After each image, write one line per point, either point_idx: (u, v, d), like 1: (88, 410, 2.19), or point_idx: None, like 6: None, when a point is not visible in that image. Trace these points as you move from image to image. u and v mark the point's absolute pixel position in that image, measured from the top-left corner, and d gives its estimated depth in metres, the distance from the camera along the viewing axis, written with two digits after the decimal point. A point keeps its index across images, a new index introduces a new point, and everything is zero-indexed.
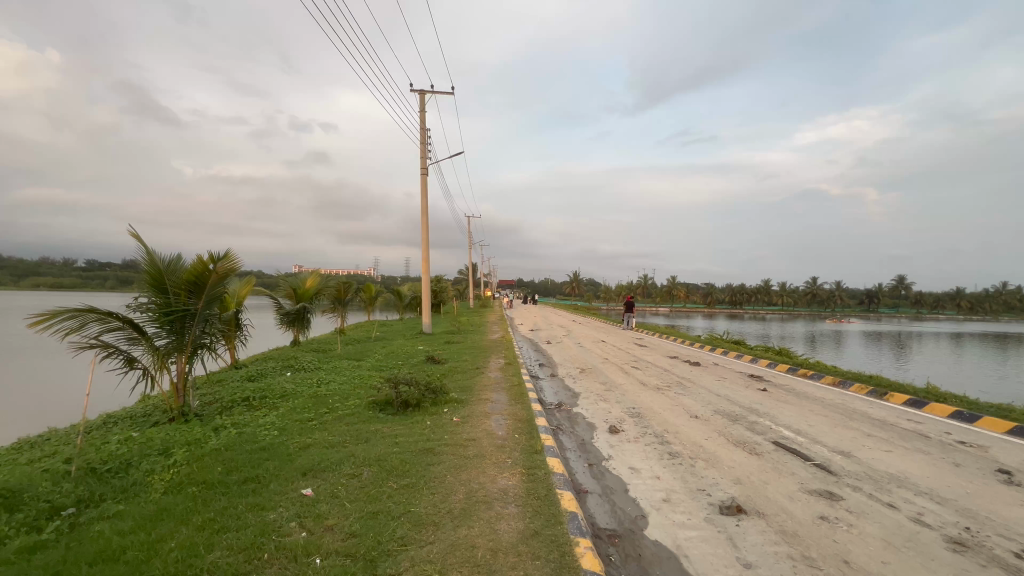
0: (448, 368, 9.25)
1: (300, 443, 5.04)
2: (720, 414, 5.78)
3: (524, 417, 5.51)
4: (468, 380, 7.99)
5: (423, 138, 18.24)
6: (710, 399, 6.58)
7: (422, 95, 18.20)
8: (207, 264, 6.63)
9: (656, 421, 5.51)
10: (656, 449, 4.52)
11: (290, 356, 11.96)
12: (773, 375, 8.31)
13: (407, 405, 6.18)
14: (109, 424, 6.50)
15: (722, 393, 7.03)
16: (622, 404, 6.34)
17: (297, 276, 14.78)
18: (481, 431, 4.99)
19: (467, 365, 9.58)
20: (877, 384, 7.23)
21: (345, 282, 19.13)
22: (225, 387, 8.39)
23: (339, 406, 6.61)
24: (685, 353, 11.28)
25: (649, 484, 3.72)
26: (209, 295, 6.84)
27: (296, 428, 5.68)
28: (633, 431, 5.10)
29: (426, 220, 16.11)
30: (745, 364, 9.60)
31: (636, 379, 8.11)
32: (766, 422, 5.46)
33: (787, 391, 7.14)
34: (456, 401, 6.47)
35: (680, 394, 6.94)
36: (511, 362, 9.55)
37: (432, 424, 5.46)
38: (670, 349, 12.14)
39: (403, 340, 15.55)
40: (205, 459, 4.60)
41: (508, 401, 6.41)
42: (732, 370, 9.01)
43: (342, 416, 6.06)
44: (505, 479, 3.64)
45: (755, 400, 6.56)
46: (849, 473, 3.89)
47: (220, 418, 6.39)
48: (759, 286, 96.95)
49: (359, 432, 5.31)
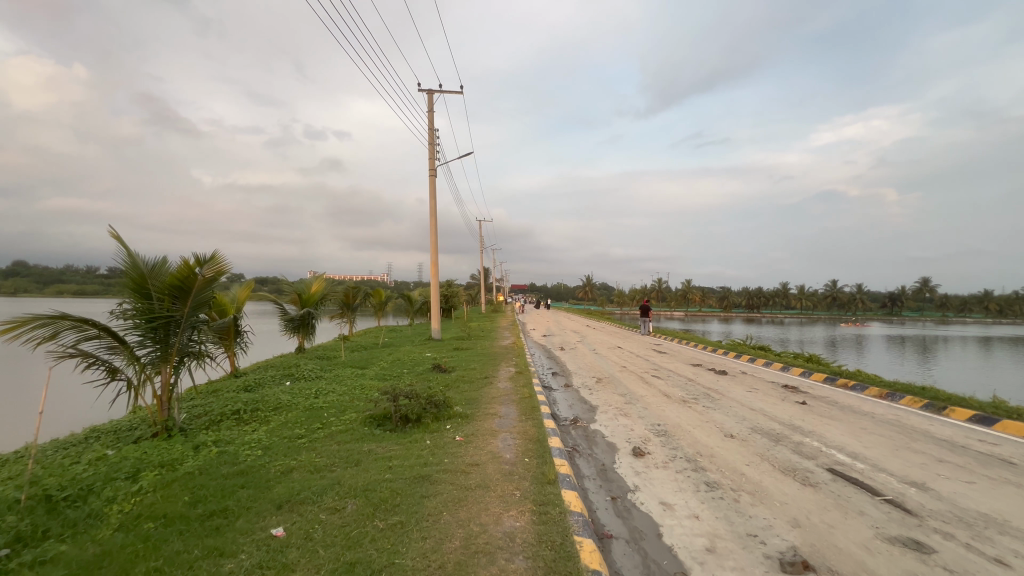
0: (454, 378, 8.65)
1: (283, 466, 4.47)
2: (758, 433, 5.07)
3: (536, 435, 4.88)
4: (475, 391, 7.38)
5: (432, 138, 17.83)
6: (744, 414, 5.87)
7: (431, 95, 17.81)
8: (193, 267, 6.14)
9: (686, 441, 4.84)
10: (690, 478, 3.86)
11: (293, 363, 11.50)
12: (810, 386, 7.56)
13: (407, 421, 5.60)
14: (90, 440, 6.05)
15: (758, 407, 6.30)
16: (645, 420, 5.67)
17: (303, 281, 14.39)
18: (487, 453, 4.38)
19: (476, 374, 8.99)
20: (932, 397, 6.45)
21: (353, 287, 18.76)
22: (219, 398, 7.91)
23: (333, 421, 6.06)
24: (709, 361, 10.52)
25: (686, 526, 3.06)
26: (196, 301, 6.35)
27: (283, 447, 5.13)
28: (660, 454, 4.44)
29: (436, 223, 15.71)
30: (776, 374, 8.84)
31: (658, 390, 7.42)
32: (814, 443, 4.75)
33: (830, 404, 6.40)
34: (460, 415, 5.86)
35: (709, 409, 6.24)
36: (523, 371, 8.91)
37: (432, 443, 4.87)
38: (692, 356, 11.40)
39: (411, 346, 15.01)
40: (174, 486, 4.05)
41: (518, 416, 5.79)
42: (763, 380, 8.26)
43: (335, 433, 5.50)
44: (511, 521, 3.02)
45: (795, 416, 5.84)
46: (932, 513, 3.18)
47: (204, 435, 5.88)
48: (777, 289, 94.83)
49: (350, 453, 4.73)
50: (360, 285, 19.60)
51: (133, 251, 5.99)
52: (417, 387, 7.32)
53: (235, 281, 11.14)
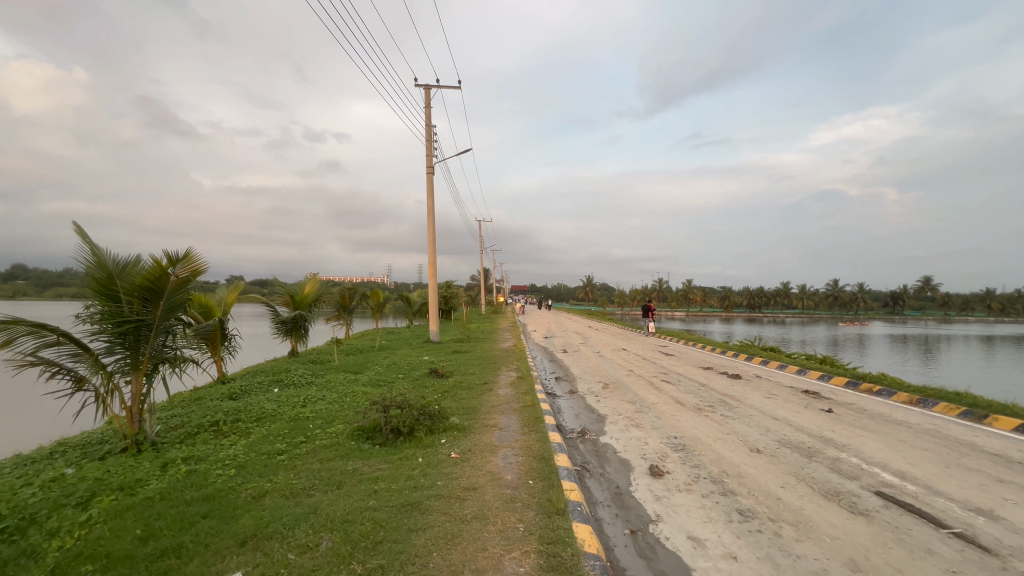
0: (452, 384, 8.14)
1: (256, 490, 3.96)
2: (787, 447, 4.57)
3: (540, 452, 4.37)
4: (473, 399, 6.86)
5: (429, 136, 17.37)
6: (768, 425, 5.36)
7: (428, 91, 17.36)
8: (164, 267, 5.63)
9: (708, 458, 4.33)
10: (719, 505, 3.36)
11: (283, 368, 10.99)
12: (833, 392, 7.06)
13: (398, 434, 5.09)
14: (56, 454, 5.56)
15: (781, 416, 5.79)
16: (660, 433, 5.16)
17: (296, 282, 13.91)
18: (486, 474, 3.88)
19: (474, 379, 8.49)
20: (969, 403, 5.94)
21: (349, 288, 18.26)
22: (200, 407, 7.41)
23: (319, 434, 5.55)
24: (720, 364, 10.01)
25: (724, 570, 2.57)
26: (170, 303, 5.85)
27: (260, 465, 4.62)
28: (681, 474, 3.95)
29: (434, 222, 15.34)
30: (794, 378, 8.33)
31: (670, 397, 6.91)
32: (852, 459, 4.24)
33: (859, 413, 5.88)
34: (457, 427, 5.35)
35: (728, 418, 5.73)
36: (524, 376, 8.40)
37: (424, 461, 4.36)
38: (701, 359, 10.89)
39: (408, 350, 14.50)
40: (129, 516, 3.54)
41: (520, 428, 5.28)
42: (781, 385, 7.74)
43: (319, 449, 4.99)
44: (513, 567, 2.52)
45: (824, 426, 5.33)
46: (1013, 552, 2.68)
47: (177, 450, 5.37)
48: (778, 289, 94.35)
49: (333, 472, 4.23)
50: (356, 286, 19.12)
51: (99, 249, 5.49)
52: (411, 395, 6.81)
53: (222, 282, 10.69)
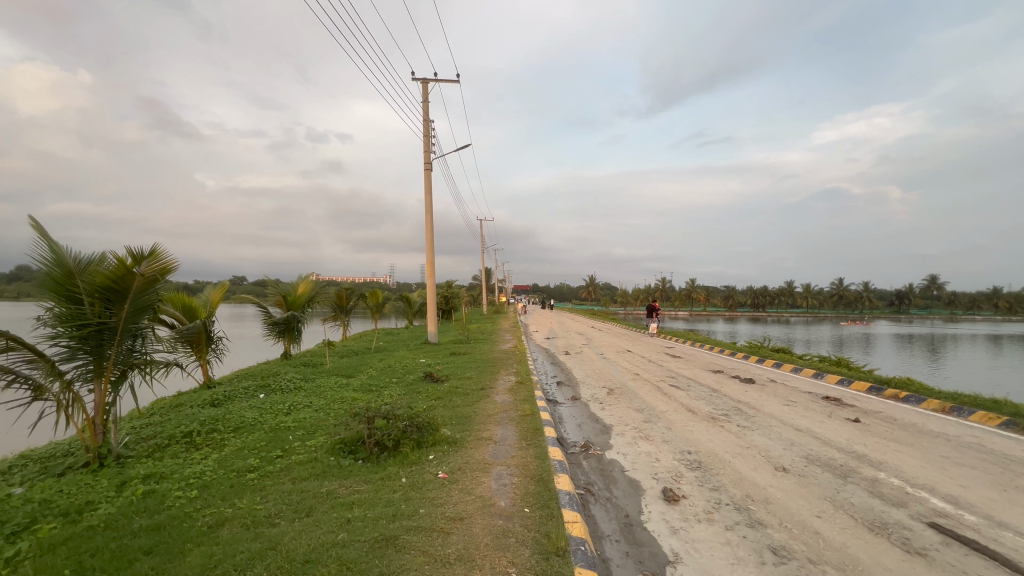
0: (446, 390, 7.64)
1: (214, 518, 3.46)
2: (816, 466, 4.07)
3: (539, 471, 3.88)
4: (468, 407, 6.36)
5: (427, 131, 16.91)
6: (791, 438, 4.85)
7: (427, 85, 16.91)
8: (129, 264, 5.16)
9: (729, 478, 3.84)
10: (747, 540, 2.86)
11: (273, 372, 10.52)
12: (856, 399, 6.53)
13: (382, 449, 4.59)
14: (14, 468, 5.10)
15: (803, 427, 5.29)
16: (671, 447, 4.67)
17: (289, 282, 13.48)
18: (476, 500, 3.38)
19: (470, 384, 7.99)
20: (1009, 412, 5.42)
21: (345, 288, 17.80)
22: (178, 416, 6.94)
23: (298, 447, 5.06)
24: (731, 367, 9.49)
25: None
26: (136, 304, 5.38)
27: (225, 486, 4.12)
28: (700, 499, 3.45)
29: (432, 220, 14.88)
30: (811, 383, 7.80)
31: (680, 404, 6.40)
32: (893, 480, 3.74)
33: (889, 423, 5.36)
34: (448, 440, 4.86)
35: (745, 429, 5.22)
36: (524, 381, 7.90)
37: (408, 482, 3.86)
38: (711, 361, 10.37)
39: (405, 352, 14.02)
40: (61, 551, 3.05)
41: (517, 441, 4.79)
42: (799, 391, 7.22)
43: (295, 465, 4.50)
44: None
45: (853, 439, 4.82)
46: None
47: (142, 465, 4.89)
48: (782, 288, 93.51)
49: (304, 496, 3.73)
50: (354, 286, 18.66)
51: (57, 245, 4.99)
52: (401, 403, 6.32)
53: (208, 282, 10.26)
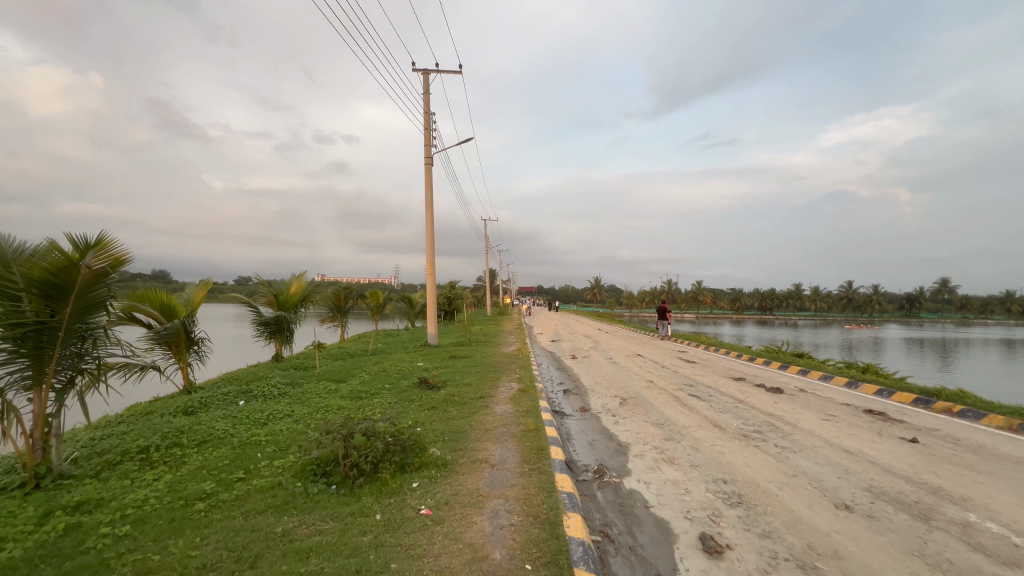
0: (441, 399, 6.91)
1: (135, 569, 2.75)
2: (885, 503, 3.31)
3: (545, 510, 3.14)
4: (464, 420, 5.64)
5: (428, 123, 16.30)
6: (843, 463, 4.09)
7: (427, 76, 16.30)
8: (73, 256, 4.47)
9: (781, 519, 3.09)
10: None
11: (259, 376, 9.84)
12: (905, 414, 5.75)
13: (358, 475, 3.88)
14: None
15: (854, 449, 4.52)
16: (702, 475, 3.92)
17: (281, 281, 12.87)
18: (463, 552, 2.65)
19: (469, 392, 7.27)
20: None
21: (343, 288, 17.20)
22: (143, 426, 6.25)
23: (264, 467, 4.35)
24: (753, 374, 8.73)
25: None
26: (83, 301, 4.69)
27: (166, 520, 3.41)
28: (751, 551, 2.70)
29: (431, 218, 14.25)
30: (847, 393, 7.02)
31: (704, 419, 5.65)
32: (989, 525, 2.98)
33: (954, 445, 4.59)
34: (438, 463, 4.14)
35: (786, 451, 4.47)
36: (527, 389, 7.17)
37: (384, 520, 3.14)
38: (729, 368, 9.60)
39: (403, 354, 13.33)
40: None
41: (518, 464, 4.05)
42: (835, 403, 6.44)
43: (254, 492, 3.78)
44: None
45: (918, 465, 4.05)
46: None
47: (80, 488, 4.18)
48: (791, 290, 92.22)
49: (253, 538, 3.01)
50: (352, 286, 18.06)
51: None
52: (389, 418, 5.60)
53: (190, 280, 9.62)
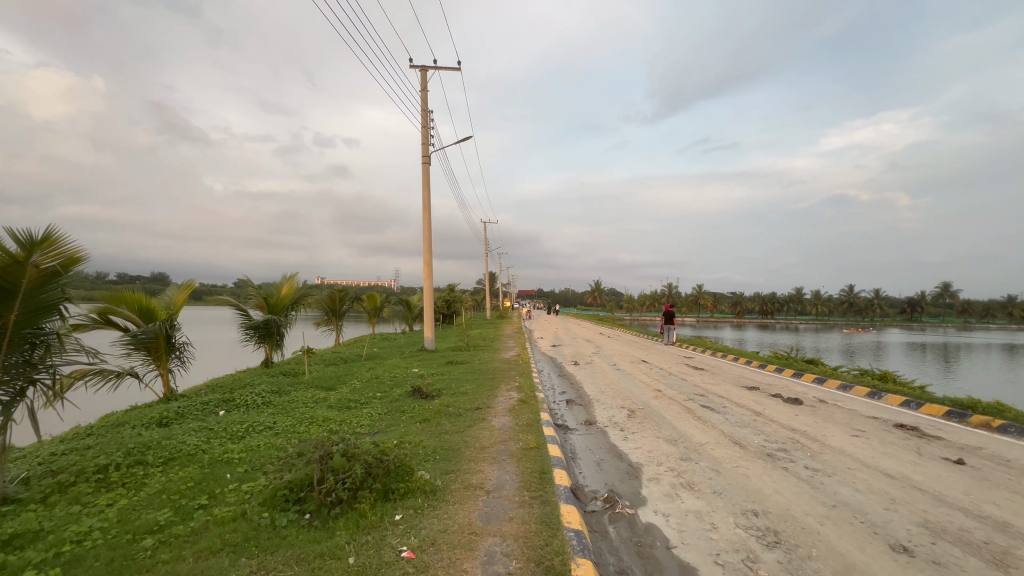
0: (434, 410, 6.41)
1: None
2: (948, 544, 2.82)
3: (550, 555, 2.64)
4: (458, 435, 5.15)
5: (426, 121, 15.89)
6: (888, 491, 3.60)
7: (425, 73, 15.91)
8: (18, 254, 3.99)
9: (831, 566, 2.59)
10: None
11: (245, 383, 9.33)
12: (942, 430, 5.25)
13: (334, 505, 3.38)
14: None
15: (895, 472, 4.02)
16: (728, 504, 3.42)
17: (271, 283, 12.41)
18: None
19: (465, 403, 6.77)
20: None
21: (337, 290, 16.75)
22: (110, 439, 5.75)
23: (231, 492, 3.85)
24: (767, 383, 8.23)
25: None
26: (33, 304, 4.19)
27: (104, 560, 2.91)
28: None
29: (428, 218, 13.76)
30: (871, 405, 6.53)
31: (722, 435, 5.15)
32: None
33: (1006, 467, 4.09)
34: (426, 489, 3.65)
35: (819, 474, 3.97)
36: (527, 399, 6.67)
37: (357, 565, 2.64)
38: (741, 376, 9.10)
39: (398, 360, 12.84)
40: None
41: (518, 492, 3.55)
42: (861, 416, 5.95)
43: (213, 525, 3.28)
44: None
45: (973, 493, 3.56)
46: None
47: (20, 517, 3.67)
48: (792, 294, 91.77)
49: None
50: (347, 288, 17.62)
51: None
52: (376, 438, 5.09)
53: (173, 282, 9.14)
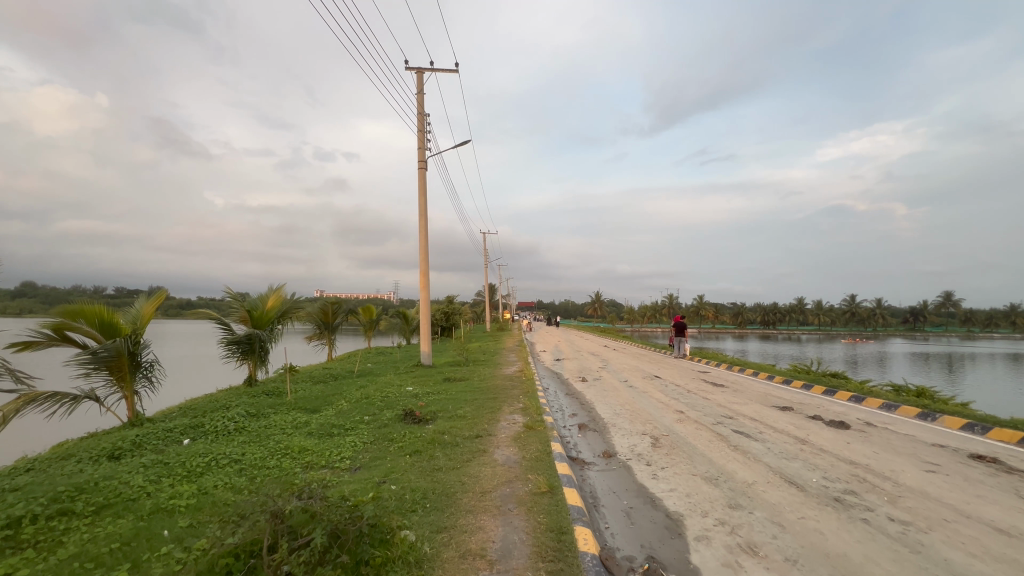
0: (427, 439, 5.56)
1: None
2: None
3: None
4: (454, 475, 4.31)
5: (423, 126, 15.30)
6: (1015, 557, 2.75)
7: (421, 76, 15.34)
8: None
9: None
10: None
11: (221, 405, 8.47)
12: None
13: None
14: None
15: (1009, 526, 3.17)
16: None
17: (256, 295, 11.60)
18: None
19: (462, 430, 5.92)
20: None
21: (329, 302, 15.96)
22: (45, 477, 4.87)
23: (162, 560, 2.99)
24: (800, 403, 7.39)
25: None
26: None
27: None
28: None
29: (424, 228, 13.00)
30: (929, 430, 5.69)
31: (771, 472, 4.29)
32: None
33: None
34: (413, 557, 2.80)
35: (912, 530, 3.12)
36: (533, 425, 5.81)
37: None
38: (767, 394, 8.25)
39: (393, 376, 11.98)
40: None
41: (531, 564, 2.69)
42: (925, 445, 5.11)
43: None
44: None
45: None
46: None
47: None
48: (794, 304, 91.09)
49: None
50: (341, 299, 16.85)
51: None
52: (354, 483, 4.23)
53: (142, 292, 8.36)
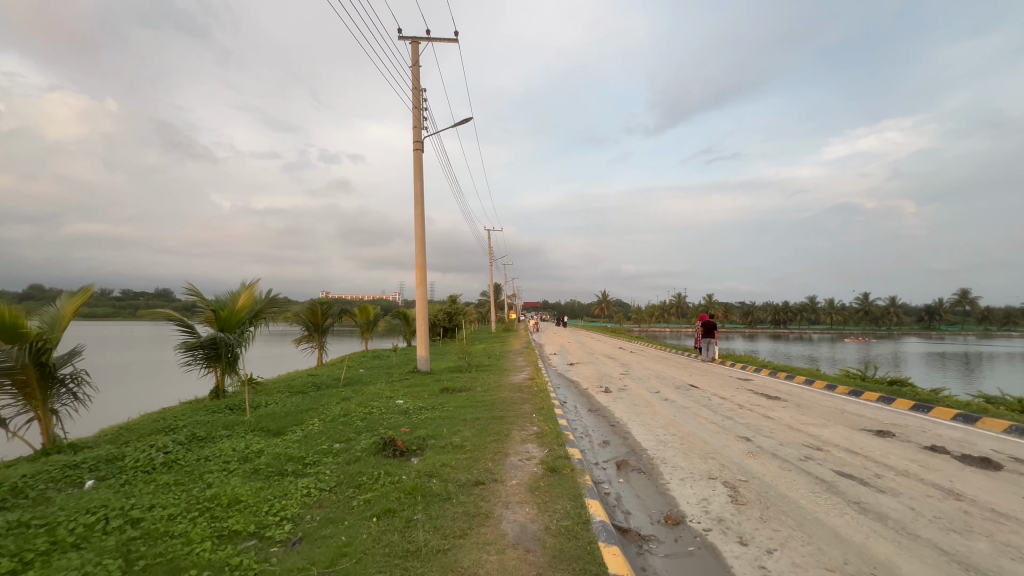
0: (406, 488, 3.92)
1: None
2: None
3: None
4: (438, 569, 2.65)
5: (419, 103, 13.71)
6: None
7: (417, 47, 13.76)
8: None
9: None
10: None
11: (166, 426, 6.88)
12: None
13: None
14: None
15: None
16: None
17: (227, 293, 10.03)
18: None
19: (458, 471, 4.27)
20: None
21: (319, 302, 14.41)
22: None
23: None
24: (896, 426, 5.72)
25: None
26: None
27: None
28: None
29: (421, 216, 11.38)
30: None
31: (958, 567, 2.62)
32: None
33: None
34: None
35: None
36: (556, 466, 4.17)
37: None
38: (844, 412, 6.56)
39: (383, 386, 10.37)
40: None
41: None
42: None
43: None
44: None
45: None
46: None
47: None
48: (806, 303, 88.82)
49: None
50: (333, 298, 15.32)
51: None
52: None
53: (66, 290, 6.83)
